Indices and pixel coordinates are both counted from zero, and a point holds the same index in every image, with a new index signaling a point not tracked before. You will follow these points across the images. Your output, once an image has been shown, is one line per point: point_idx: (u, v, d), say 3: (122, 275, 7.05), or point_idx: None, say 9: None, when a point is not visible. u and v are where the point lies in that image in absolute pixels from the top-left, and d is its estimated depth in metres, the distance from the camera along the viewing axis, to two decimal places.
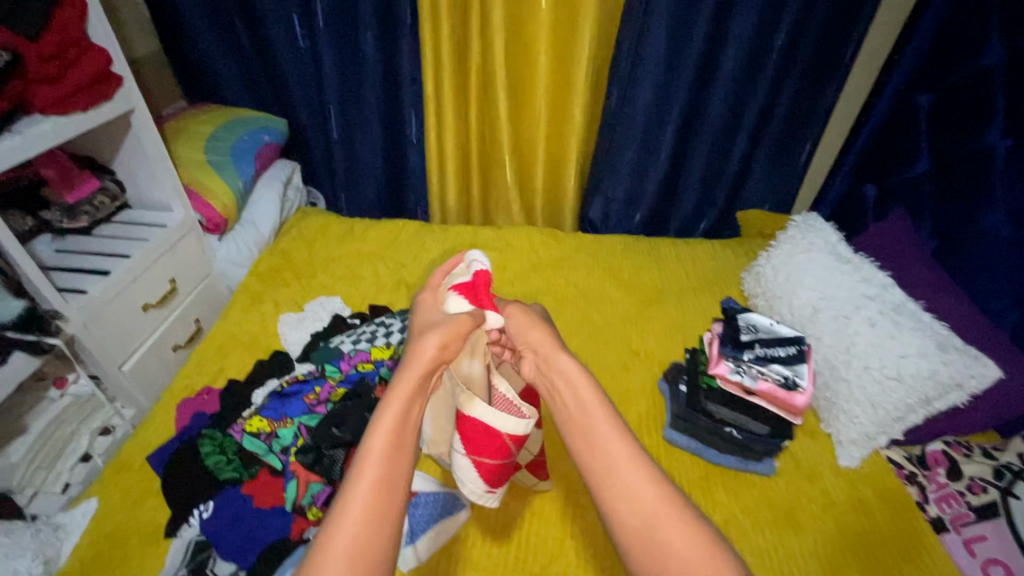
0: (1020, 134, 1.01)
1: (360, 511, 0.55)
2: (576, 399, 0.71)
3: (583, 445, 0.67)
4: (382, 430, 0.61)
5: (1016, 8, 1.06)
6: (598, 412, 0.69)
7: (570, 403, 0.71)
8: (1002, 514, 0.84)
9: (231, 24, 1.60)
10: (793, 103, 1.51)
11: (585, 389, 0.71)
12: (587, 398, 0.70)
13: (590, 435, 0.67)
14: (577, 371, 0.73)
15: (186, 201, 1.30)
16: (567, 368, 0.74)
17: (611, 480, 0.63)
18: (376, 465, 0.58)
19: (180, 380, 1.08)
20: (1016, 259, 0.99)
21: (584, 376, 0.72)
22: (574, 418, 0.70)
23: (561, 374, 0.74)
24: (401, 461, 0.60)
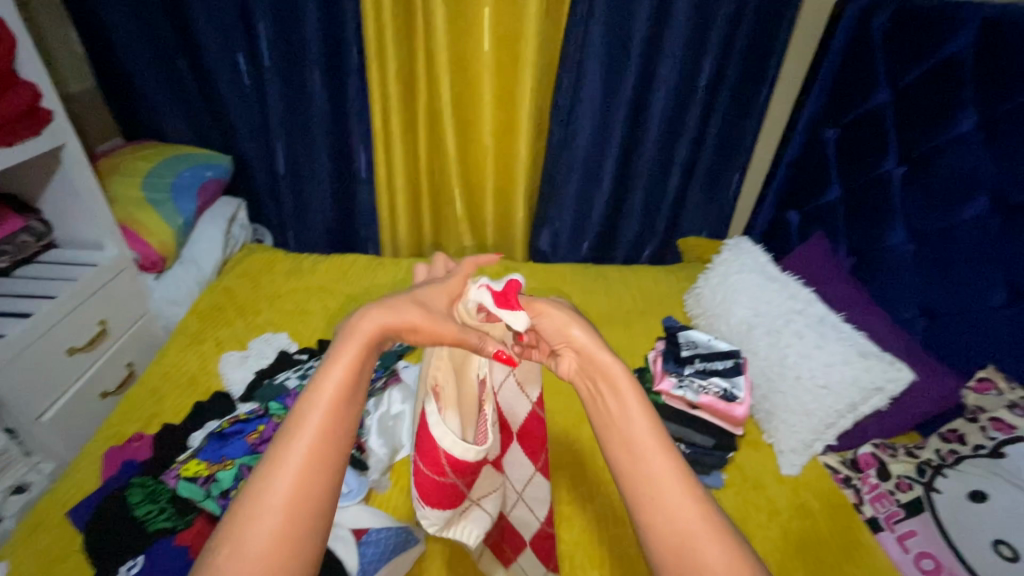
0: (910, 161, 1.14)
1: (283, 499, 0.46)
2: (618, 401, 0.57)
3: (622, 454, 0.54)
4: (317, 401, 0.51)
5: (897, 52, 1.21)
6: (640, 421, 0.55)
7: (607, 404, 0.58)
8: (927, 509, 0.89)
9: (173, 62, 1.60)
10: (719, 137, 1.64)
11: (626, 388, 0.57)
12: (630, 401, 0.56)
13: (631, 444, 0.54)
14: (614, 365, 0.59)
15: (120, 238, 1.27)
16: (606, 363, 0.60)
17: (648, 490, 0.51)
18: (308, 446, 0.49)
19: (109, 428, 1.02)
20: (920, 272, 1.09)
21: (623, 372, 0.59)
22: (609, 420, 0.57)
23: (597, 367, 0.60)
24: (341, 434, 0.51)
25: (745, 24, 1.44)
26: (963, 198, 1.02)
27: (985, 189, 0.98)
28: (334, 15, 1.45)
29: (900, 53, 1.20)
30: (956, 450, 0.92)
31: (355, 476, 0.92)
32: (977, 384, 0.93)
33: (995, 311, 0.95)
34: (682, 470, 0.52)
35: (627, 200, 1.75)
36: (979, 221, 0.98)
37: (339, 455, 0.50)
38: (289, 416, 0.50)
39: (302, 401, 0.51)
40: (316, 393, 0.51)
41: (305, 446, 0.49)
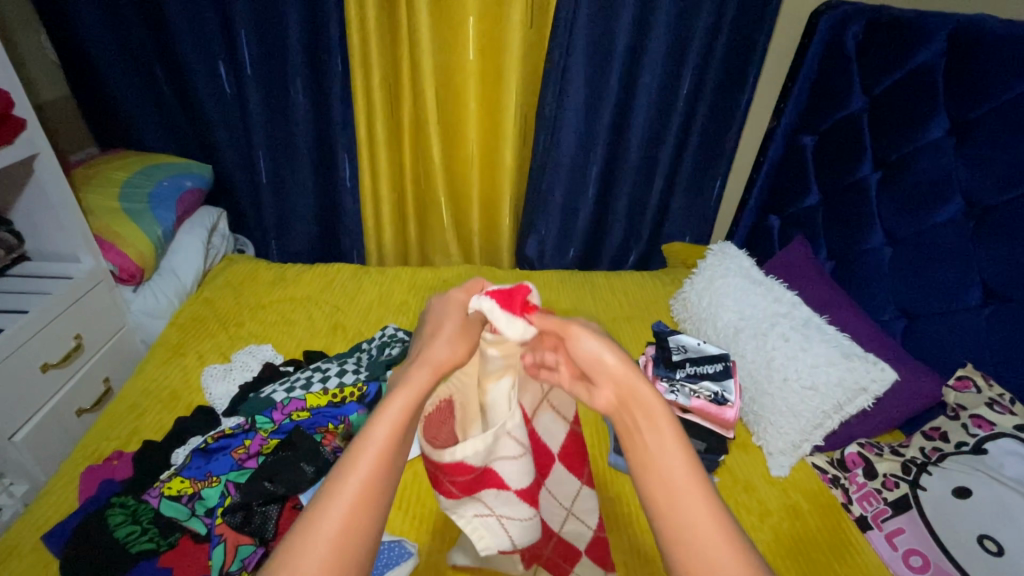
0: (885, 167, 1.18)
1: (335, 530, 0.47)
2: (658, 441, 0.56)
3: (662, 498, 0.53)
4: (372, 438, 0.53)
5: (869, 62, 1.25)
6: (680, 465, 0.54)
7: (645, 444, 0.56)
8: (914, 506, 0.90)
9: (150, 69, 1.56)
10: (701, 145, 1.67)
11: (667, 429, 0.56)
12: (672, 444, 0.55)
13: (671, 488, 0.53)
14: (655, 401, 0.57)
15: (95, 250, 1.23)
16: (646, 397, 0.58)
17: (690, 540, 0.50)
18: (362, 479, 0.50)
19: (86, 447, 0.98)
20: (897, 274, 1.12)
21: (664, 410, 0.57)
22: (650, 461, 0.55)
23: (637, 403, 0.58)
24: (393, 470, 0.53)
25: (724, 34, 1.47)
26: (937, 202, 1.05)
27: (958, 193, 1.01)
28: (318, 23, 1.44)
29: (873, 63, 1.23)
30: (939, 448, 0.94)
31: None
32: (957, 382, 0.96)
33: (970, 311, 0.98)
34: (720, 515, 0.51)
35: (612, 207, 1.76)
36: (953, 223, 1.02)
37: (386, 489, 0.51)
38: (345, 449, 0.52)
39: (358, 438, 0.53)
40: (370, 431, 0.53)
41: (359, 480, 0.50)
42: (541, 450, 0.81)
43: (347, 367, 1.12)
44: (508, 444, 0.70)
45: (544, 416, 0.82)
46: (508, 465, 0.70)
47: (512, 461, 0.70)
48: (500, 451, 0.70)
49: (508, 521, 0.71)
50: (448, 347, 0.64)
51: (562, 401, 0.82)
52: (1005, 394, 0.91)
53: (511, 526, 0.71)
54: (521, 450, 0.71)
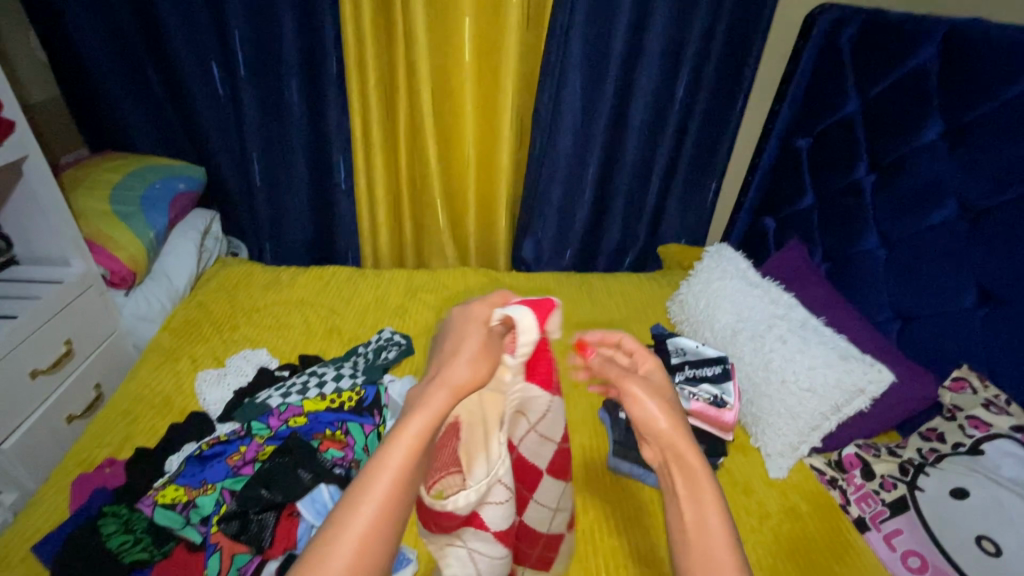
0: (880, 170, 1.18)
1: (346, 563, 0.44)
2: (694, 506, 0.53)
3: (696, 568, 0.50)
4: (386, 464, 0.49)
5: (864, 65, 1.26)
6: (720, 536, 0.51)
7: (686, 510, 0.53)
8: (912, 507, 0.90)
9: (142, 70, 1.54)
10: (696, 147, 1.67)
11: (709, 495, 0.53)
12: (713, 512, 0.52)
13: (712, 561, 0.49)
14: (697, 465, 0.55)
15: (86, 253, 1.21)
16: (688, 458, 0.55)
17: None
18: (375, 509, 0.47)
19: (78, 455, 0.97)
20: (893, 276, 1.13)
21: (707, 473, 0.54)
22: (690, 526, 0.52)
23: (681, 462, 0.55)
24: (406, 496, 0.49)
25: (719, 37, 1.48)
26: (932, 204, 1.06)
27: (952, 195, 1.02)
28: (312, 24, 1.43)
29: (868, 66, 1.24)
30: (936, 449, 0.94)
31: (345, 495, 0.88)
32: (953, 383, 0.97)
33: (966, 312, 0.99)
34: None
35: (608, 209, 1.76)
36: (948, 225, 1.02)
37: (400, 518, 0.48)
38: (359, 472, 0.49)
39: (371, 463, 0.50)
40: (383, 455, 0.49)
41: (371, 511, 0.47)
42: (531, 471, 0.75)
43: (344, 371, 1.12)
44: (496, 489, 0.67)
45: (530, 437, 0.75)
46: (493, 509, 0.67)
47: (499, 506, 0.67)
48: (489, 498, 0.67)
49: (486, 557, 0.68)
50: (469, 367, 0.58)
51: (554, 417, 0.77)
52: (1001, 394, 0.91)
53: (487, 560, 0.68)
54: (508, 494, 0.68)
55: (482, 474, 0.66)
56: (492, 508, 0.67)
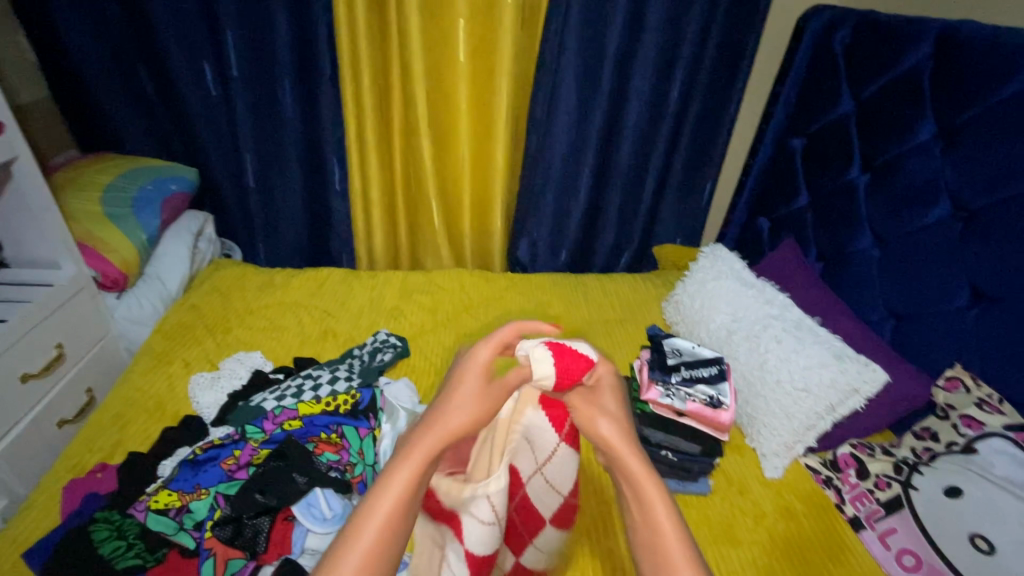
0: (873, 170, 1.19)
1: None
2: (642, 508, 0.55)
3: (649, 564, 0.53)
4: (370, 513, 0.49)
5: (857, 66, 1.26)
6: (671, 533, 0.53)
7: (636, 514, 0.55)
8: (906, 506, 0.91)
9: (133, 70, 1.53)
10: (691, 147, 1.67)
11: (653, 498, 0.54)
12: (662, 514, 0.54)
13: (667, 562, 0.52)
14: (640, 469, 0.56)
15: (77, 256, 1.20)
16: (630, 464, 0.57)
17: None
18: (360, 563, 0.47)
19: (70, 459, 0.96)
20: (886, 275, 1.14)
21: (652, 476, 0.56)
22: (642, 531, 0.54)
23: (625, 471, 0.56)
24: (397, 540, 0.50)
25: (713, 38, 1.48)
26: (925, 204, 1.06)
27: (945, 195, 1.03)
28: (306, 25, 1.42)
29: (860, 67, 1.25)
30: (930, 448, 0.95)
31: (339, 499, 0.87)
32: (947, 382, 0.97)
33: (959, 312, 0.99)
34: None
35: (604, 210, 1.76)
36: (941, 225, 1.03)
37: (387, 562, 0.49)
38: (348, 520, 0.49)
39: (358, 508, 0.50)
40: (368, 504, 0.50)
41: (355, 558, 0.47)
42: (530, 514, 0.75)
43: (339, 374, 1.11)
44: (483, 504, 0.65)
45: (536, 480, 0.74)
46: (475, 528, 0.65)
47: (480, 529, 0.65)
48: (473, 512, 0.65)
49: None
50: (468, 409, 0.54)
51: (561, 464, 0.73)
52: (994, 394, 0.92)
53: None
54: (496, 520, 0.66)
55: (475, 488, 0.66)
56: (474, 525, 0.65)
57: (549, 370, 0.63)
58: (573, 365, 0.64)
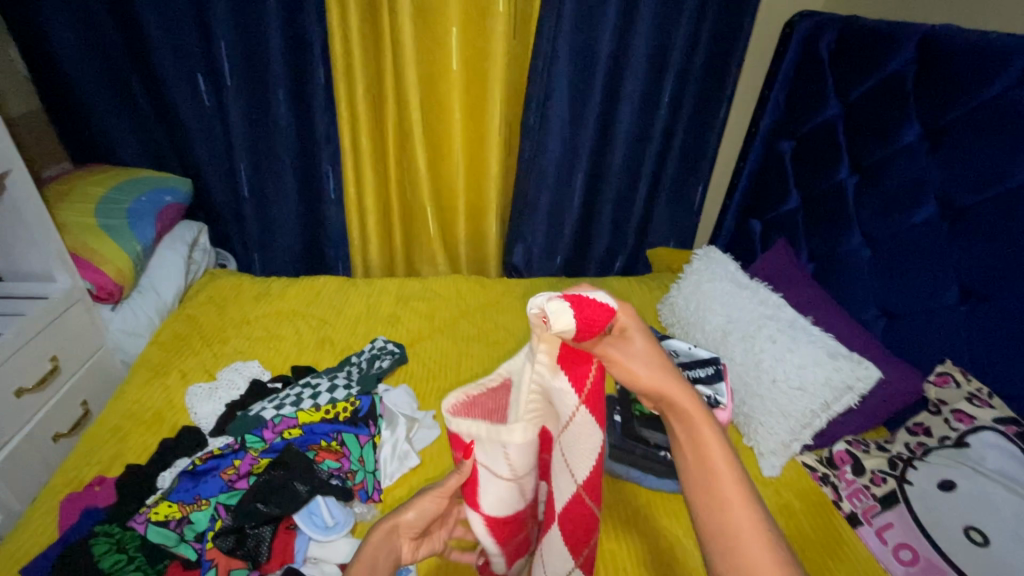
0: (862, 171, 1.21)
1: None
2: (696, 446, 0.49)
3: (704, 505, 0.46)
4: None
5: (842, 70, 1.29)
6: (728, 474, 0.47)
7: (689, 459, 0.49)
8: (901, 500, 0.92)
9: (126, 82, 1.53)
10: (683, 152, 1.69)
11: (710, 439, 0.48)
12: (719, 456, 0.48)
13: (721, 503, 0.45)
14: (693, 408, 0.50)
15: (71, 268, 1.19)
16: (682, 401, 0.51)
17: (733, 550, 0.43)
18: None
19: (66, 473, 0.95)
20: (877, 274, 1.16)
21: (708, 419, 0.50)
22: (695, 475, 0.48)
23: (679, 413, 0.51)
24: None
25: (702, 44, 1.51)
26: (912, 204, 1.09)
27: (931, 195, 1.05)
28: (299, 35, 1.43)
29: (846, 70, 1.28)
30: (924, 443, 0.97)
31: (341, 507, 0.88)
32: (937, 378, 0.98)
33: (949, 308, 1.01)
34: (772, 538, 0.44)
35: (598, 214, 1.77)
36: (928, 224, 1.05)
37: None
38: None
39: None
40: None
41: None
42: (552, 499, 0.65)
43: (338, 381, 1.11)
44: (497, 455, 0.62)
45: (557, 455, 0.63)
46: (493, 485, 0.63)
47: (495, 484, 0.63)
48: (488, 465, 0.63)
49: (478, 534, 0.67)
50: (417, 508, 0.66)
51: (573, 441, 0.59)
52: (984, 388, 0.94)
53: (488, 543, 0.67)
54: (511, 479, 0.63)
55: (489, 443, 0.62)
56: (489, 481, 0.64)
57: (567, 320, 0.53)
58: (596, 313, 0.54)
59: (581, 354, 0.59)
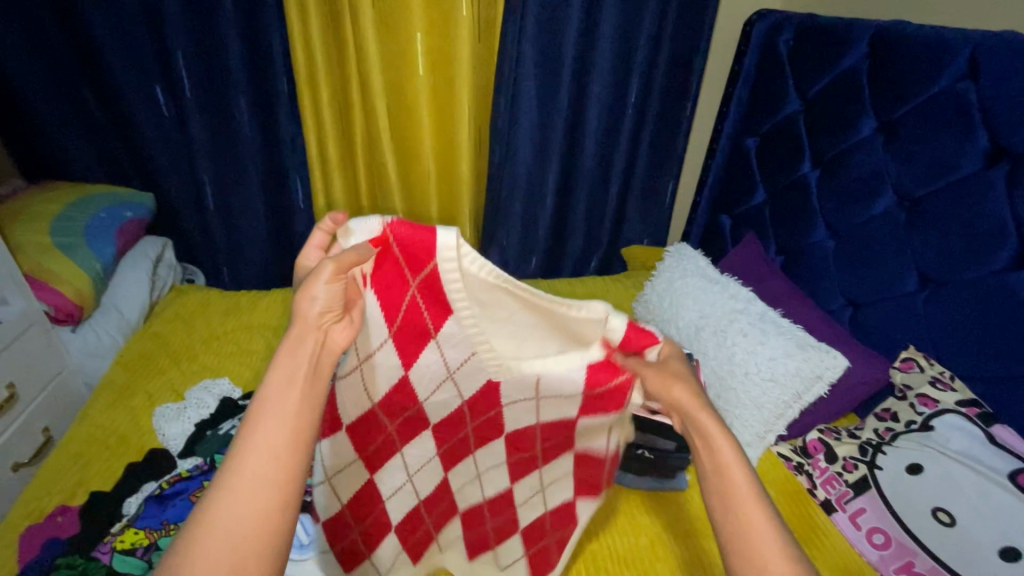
0: (823, 165, 1.24)
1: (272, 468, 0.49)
2: (712, 457, 0.58)
3: (717, 505, 0.56)
4: (236, 480, 0.48)
5: (801, 66, 1.32)
6: (735, 469, 0.56)
7: (704, 457, 0.59)
8: (873, 486, 0.94)
9: (79, 95, 1.48)
10: (652, 150, 1.71)
11: (719, 440, 0.58)
12: (734, 465, 0.57)
13: (733, 502, 0.55)
14: (712, 425, 0.60)
15: (27, 290, 1.14)
16: (701, 420, 0.60)
17: (743, 543, 0.53)
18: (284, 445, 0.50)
19: (27, 503, 0.92)
20: (842, 264, 1.18)
21: (720, 431, 0.59)
22: (712, 480, 0.57)
23: (699, 428, 0.61)
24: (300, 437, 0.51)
25: (666, 43, 1.52)
26: (871, 195, 1.12)
27: (889, 187, 1.08)
28: (259, 43, 1.41)
29: (805, 65, 1.30)
30: (891, 428, 0.99)
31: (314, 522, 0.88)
32: (902, 363, 1.01)
33: (909, 296, 1.04)
34: (780, 530, 0.53)
35: (571, 215, 1.78)
36: (886, 215, 1.08)
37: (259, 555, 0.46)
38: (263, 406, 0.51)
39: (195, 514, 0.47)
40: (218, 493, 0.47)
41: (229, 546, 0.46)
42: (498, 424, 0.75)
43: None
44: (461, 352, 0.69)
45: (525, 405, 0.72)
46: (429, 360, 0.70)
47: (434, 371, 0.71)
48: (443, 347, 0.69)
49: (365, 344, 0.68)
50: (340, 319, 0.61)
51: (562, 404, 0.72)
52: (946, 371, 0.97)
53: (360, 363, 0.69)
54: (448, 375, 0.71)
55: (460, 341, 0.68)
56: (429, 352, 0.70)
57: (621, 330, 0.66)
58: (644, 337, 0.66)
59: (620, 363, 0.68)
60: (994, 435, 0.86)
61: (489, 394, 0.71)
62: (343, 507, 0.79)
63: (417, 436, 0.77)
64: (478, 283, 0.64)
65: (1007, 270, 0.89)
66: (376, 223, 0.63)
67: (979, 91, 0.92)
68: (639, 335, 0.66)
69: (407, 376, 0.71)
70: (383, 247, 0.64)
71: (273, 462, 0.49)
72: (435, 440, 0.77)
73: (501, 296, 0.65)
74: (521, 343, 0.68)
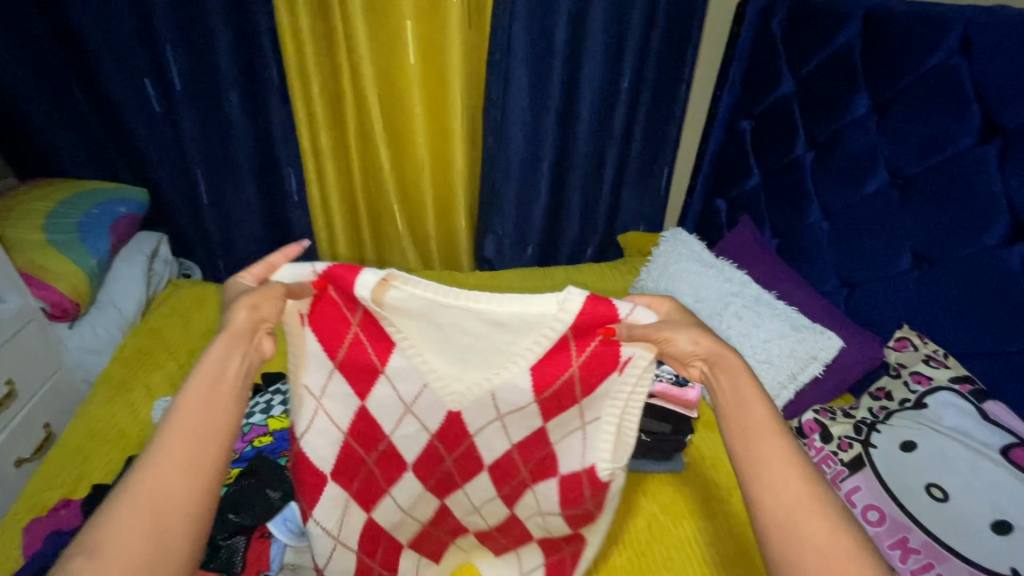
0: (816, 146, 1.24)
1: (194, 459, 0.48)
2: (732, 385, 0.59)
3: (740, 436, 0.55)
4: (152, 473, 0.47)
5: (794, 46, 1.31)
6: (757, 402, 0.56)
7: (726, 395, 0.58)
8: (868, 464, 0.92)
9: (67, 90, 1.46)
10: (646, 135, 1.70)
11: (745, 383, 0.58)
12: (756, 405, 0.56)
13: (752, 431, 0.54)
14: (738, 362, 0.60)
15: (22, 287, 1.14)
16: (732, 359, 0.60)
17: (759, 469, 0.52)
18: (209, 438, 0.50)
19: (31, 497, 0.93)
20: (837, 244, 1.18)
21: (746, 370, 0.59)
22: (733, 413, 0.57)
23: (720, 361, 0.60)
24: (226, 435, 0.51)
25: (659, 26, 1.50)
26: (865, 175, 1.11)
27: (882, 165, 1.07)
28: (248, 34, 1.40)
29: (799, 45, 1.29)
30: (885, 406, 0.99)
31: None
32: (896, 343, 1.02)
33: (903, 276, 1.04)
34: (801, 459, 0.52)
35: (565, 203, 1.78)
36: (880, 194, 1.08)
37: (183, 535, 0.46)
38: (189, 400, 0.51)
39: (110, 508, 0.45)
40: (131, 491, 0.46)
41: (141, 545, 0.44)
42: (475, 457, 0.76)
43: None
44: (413, 386, 0.70)
45: (492, 428, 0.73)
46: (382, 390, 0.70)
47: (390, 408, 0.71)
48: (394, 383, 0.69)
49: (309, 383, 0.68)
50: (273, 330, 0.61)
51: (525, 415, 0.72)
52: (939, 349, 0.97)
53: (318, 402, 0.69)
54: (406, 410, 0.71)
55: (409, 374, 0.69)
56: (382, 387, 0.70)
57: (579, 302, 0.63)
58: (602, 307, 0.63)
59: (555, 363, 0.67)
60: (986, 411, 0.87)
61: (448, 425, 0.72)
62: (358, 553, 0.76)
63: (398, 476, 0.77)
64: (430, 302, 0.63)
65: (1001, 246, 0.89)
66: (307, 269, 0.63)
67: (972, 66, 0.91)
68: (597, 313, 0.63)
69: (365, 408, 0.70)
70: (321, 288, 0.64)
71: (193, 456, 0.48)
72: (418, 479, 0.78)
73: (459, 311, 0.64)
74: (473, 365, 0.69)
